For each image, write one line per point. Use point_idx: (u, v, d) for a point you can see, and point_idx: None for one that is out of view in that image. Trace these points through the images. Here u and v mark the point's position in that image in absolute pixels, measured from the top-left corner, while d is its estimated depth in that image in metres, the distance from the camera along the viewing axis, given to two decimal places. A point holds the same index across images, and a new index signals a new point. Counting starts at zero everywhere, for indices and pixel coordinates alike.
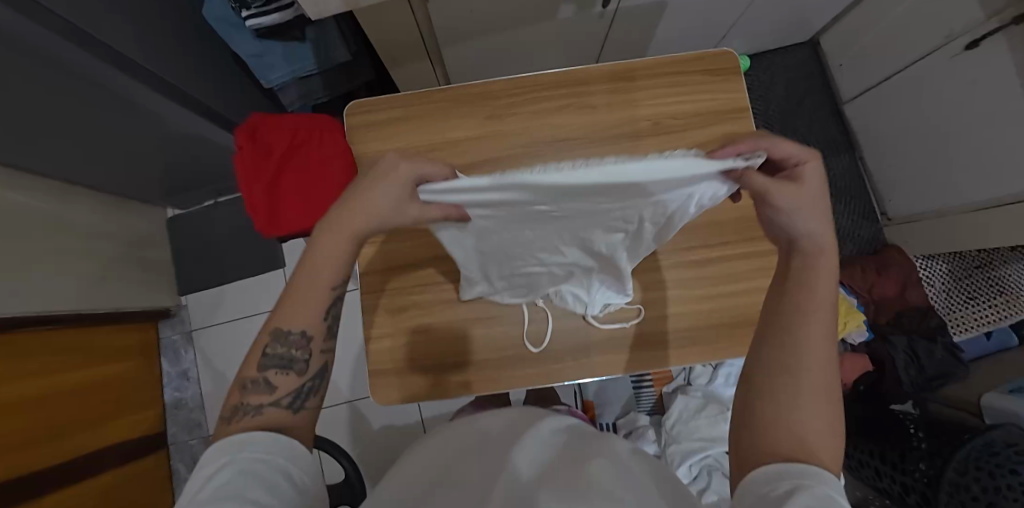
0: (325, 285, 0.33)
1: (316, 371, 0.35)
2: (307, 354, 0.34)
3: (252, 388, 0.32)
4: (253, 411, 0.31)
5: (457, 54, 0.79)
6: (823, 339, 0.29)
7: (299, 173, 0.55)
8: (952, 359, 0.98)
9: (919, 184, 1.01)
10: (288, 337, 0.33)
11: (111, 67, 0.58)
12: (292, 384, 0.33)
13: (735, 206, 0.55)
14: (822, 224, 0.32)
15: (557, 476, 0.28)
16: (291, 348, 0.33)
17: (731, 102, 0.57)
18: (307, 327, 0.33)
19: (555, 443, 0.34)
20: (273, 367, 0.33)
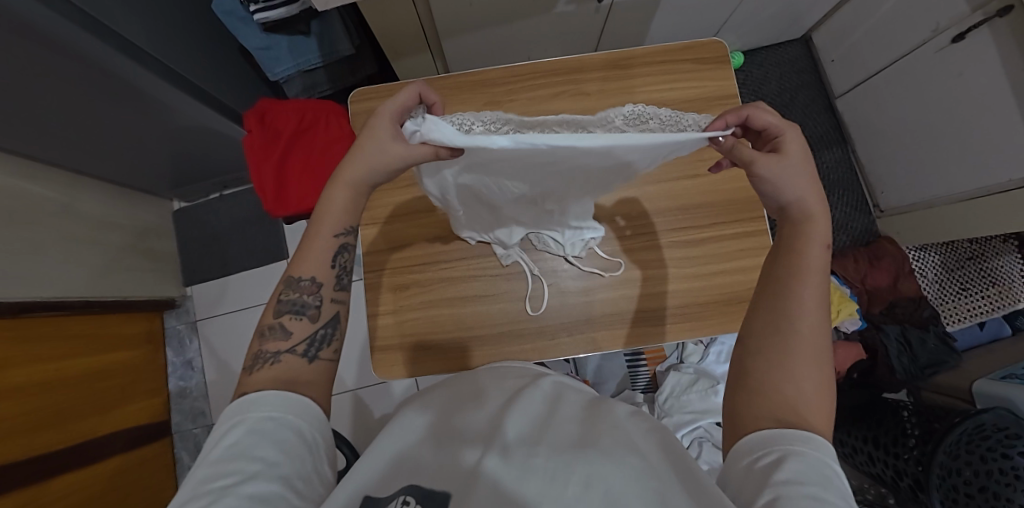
0: (327, 236, 0.39)
1: (327, 319, 0.39)
2: (318, 300, 0.39)
3: (270, 334, 0.36)
4: (272, 356, 0.35)
5: (457, 48, 0.82)
6: (813, 306, 0.32)
7: (307, 154, 0.57)
8: (944, 347, 1.00)
9: (910, 177, 1.03)
10: (299, 283, 0.38)
11: (123, 56, 0.61)
12: (307, 331, 0.37)
13: (725, 187, 0.57)
14: (809, 192, 0.36)
15: (563, 428, 0.30)
16: (303, 296, 0.38)
17: (721, 88, 0.59)
18: (316, 274, 0.39)
19: (550, 399, 0.35)
20: (286, 315, 0.37)
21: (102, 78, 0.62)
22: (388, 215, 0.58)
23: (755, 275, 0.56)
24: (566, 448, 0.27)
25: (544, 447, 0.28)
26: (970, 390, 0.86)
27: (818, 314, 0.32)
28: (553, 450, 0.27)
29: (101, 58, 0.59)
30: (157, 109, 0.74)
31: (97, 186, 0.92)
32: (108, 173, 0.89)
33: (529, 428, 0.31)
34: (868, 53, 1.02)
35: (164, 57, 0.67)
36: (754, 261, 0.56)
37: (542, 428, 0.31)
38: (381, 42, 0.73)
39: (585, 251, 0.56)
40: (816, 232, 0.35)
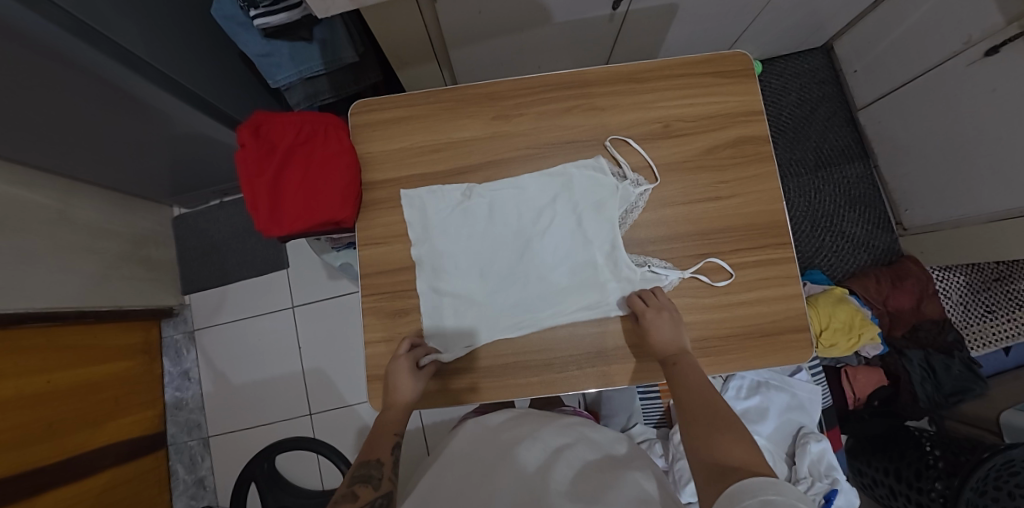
0: (391, 432, 0.46)
1: (386, 492, 0.41)
2: (381, 472, 0.43)
3: (340, 500, 0.39)
4: None
5: (463, 58, 0.79)
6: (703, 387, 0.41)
7: (302, 172, 0.51)
8: (969, 373, 0.93)
9: (937, 193, 0.97)
10: (367, 465, 0.43)
11: (121, 65, 0.58)
12: (369, 496, 0.40)
13: (744, 212, 0.54)
14: (673, 339, 0.47)
15: (569, 471, 0.37)
16: (369, 468, 0.43)
17: (743, 105, 0.56)
18: (380, 456, 0.44)
19: (577, 477, 0.36)
20: (356, 482, 0.41)
21: (96, 85, 0.60)
22: (384, 235, 0.55)
23: (779, 306, 0.52)
24: (579, 494, 0.33)
25: (555, 489, 0.33)
26: (998, 422, 0.82)
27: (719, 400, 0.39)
28: (566, 493, 0.33)
29: (96, 67, 0.56)
30: (152, 115, 0.71)
31: (93, 192, 0.90)
32: (105, 179, 0.87)
33: (541, 472, 0.36)
34: (893, 64, 0.98)
35: (161, 63, 0.64)
36: (778, 291, 0.52)
37: (546, 469, 0.37)
38: (388, 51, 0.70)
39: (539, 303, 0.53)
40: (685, 363, 0.44)
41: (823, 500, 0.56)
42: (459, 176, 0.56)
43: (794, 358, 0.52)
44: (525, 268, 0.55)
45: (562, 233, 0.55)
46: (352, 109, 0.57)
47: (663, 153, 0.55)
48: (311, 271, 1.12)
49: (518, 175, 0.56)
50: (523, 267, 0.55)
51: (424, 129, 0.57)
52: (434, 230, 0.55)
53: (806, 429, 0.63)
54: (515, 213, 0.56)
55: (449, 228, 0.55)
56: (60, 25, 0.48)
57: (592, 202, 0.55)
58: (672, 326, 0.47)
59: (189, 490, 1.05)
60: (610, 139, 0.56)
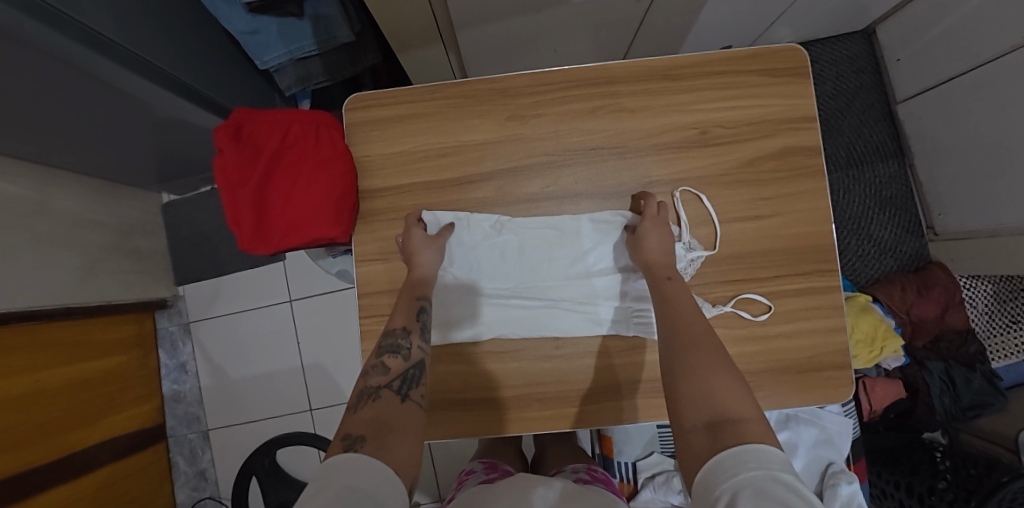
0: (413, 298, 0.43)
1: (417, 362, 0.38)
2: (412, 340, 0.40)
3: (371, 372, 0.36)
4: (373, 393, 0.34)
5: (471, 43, 0.71)
6: (686, 307, 0.37)
7: (288, 180, 0.45)
8: (991, 388, 0.89)
9: (977, 198, 0.90)
10: (393, 332, 0.40)
11: (89, 50, 0.51)
12: (400, 367, 0.37)
13: (786, 234, 0.48)
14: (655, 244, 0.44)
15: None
16: (396, 337, 0.40)
17: (792, 109, 0.49)
18: (405, 323, 0.41)
19: None
20: (384, 353, 0.38)
21: (60, 72, 0.52)
22: (385, 251, 0.50)
23: (817, 340, 0.47)
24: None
25: None
26: (1017, 441, 0.79)
27: (701, 320, 0.36)
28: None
29: (63, 56, 0.49)
30: (130, 102, 0.64)
31: (74, 181, 0.84)
32: (84, 166, 0.80)
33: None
34: (941, 55, 0.89)
35: (130, 42, 0.56)
36: (819, 323, 0.48)
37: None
38: (388, 32, 0.63)
39: (559, 351, 0.48)
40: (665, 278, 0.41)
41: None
42: (467, 186, 0.50)
43: (831, 395, 0.48)
44: (552, 324, 0.48)
45: (599, 285, 0.50)
46: (347, 107, 0.51)
47: (697, 164, 0.49)
48: (308, 264, 1.07)
49: (534, 187, 0.50)
50: (550, 321, 0.48)
51: (429, 130, 0.51)
52: (456, 261, 0.50)
53: (833, 465, 0.60)
54: (548, 257, 0.50)
55: (473, 261, 0.50)
56: (20, 8, 0.41)
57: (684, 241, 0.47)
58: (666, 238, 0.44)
59: (191, 481, 1.05)
60: (678, 191, 0.49)
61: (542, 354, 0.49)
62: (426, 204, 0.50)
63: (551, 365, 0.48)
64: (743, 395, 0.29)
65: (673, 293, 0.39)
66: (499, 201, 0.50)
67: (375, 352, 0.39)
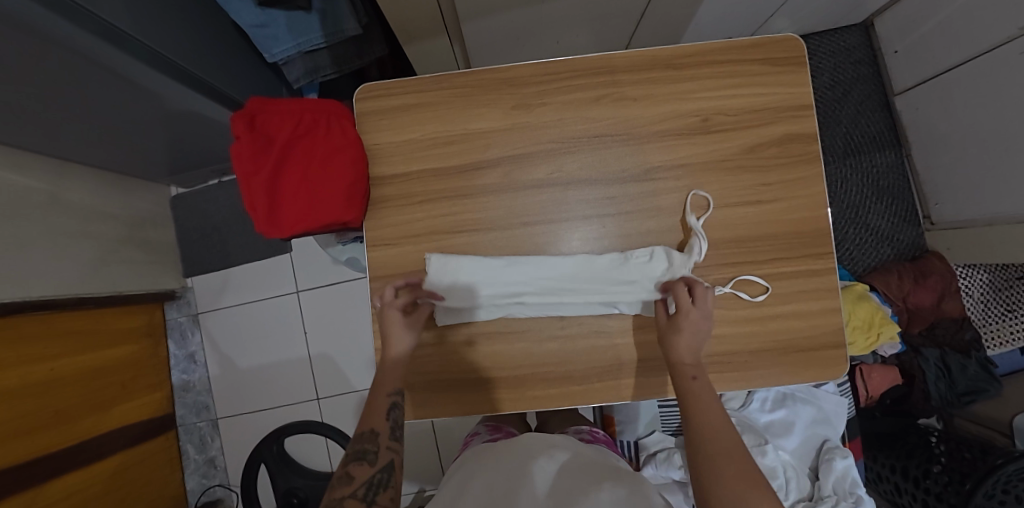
0: (383, 395, 0.43)
1: (385, 465, 0.38)
2: (378, 445, 0.39)
3: (337, 484, 0.35)
4: (339, 504, 0.33)
5: (477, 35, 0.72)
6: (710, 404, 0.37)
7: (302, 168, 0.46)
8: (985, 374, 0.91)
9: (973, 189, 0.92)
10: (363, 435, 0.40)
11: (102, 40, 0.52)
12: (366, 474, 0.36)
13: (785, 218, 0.50)
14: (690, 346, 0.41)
15: (596, 480, 0.35)
16: (364, 442, 0.39)
17: (791, 97, 0.51)
18: (374, 425, 0.41)
19: (601, 489, 0.34)
20: (351, 461, 0.37)
21: (77, 63, 0.54)
22: (395, 236, 0.52)
23: (814, 320, 0.49)
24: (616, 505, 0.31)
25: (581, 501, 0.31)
26: (1011, 425, 0.81)
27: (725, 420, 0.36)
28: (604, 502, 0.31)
29: (81, 46, 0.50)
30: (143, 93, 0.65)
31: (86, 173, 0.85)
32: (96, 159, 0.82)
33: (569, 480, 0.35)
34: (938, 47, 0.90)
35: (143, 35, 0.57)
36: (815, 304, 0.49)
37: (574, 479, 0.35)
38: (395, 25, 0.64)
39: (563, 332, 0.50)
40: (686, 368, 0.40)
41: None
42: (474, 172, 0.52)
43: (827, 375, 0.50)
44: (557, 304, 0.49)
45: None
46: (357, 96, 0.52)
47: (698, 151, 0.50)
48: (314, 255, 1.09)
49: (540, 172, 0.51)
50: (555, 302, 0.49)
51: (437, 118, 0.52)
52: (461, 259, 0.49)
53: (829, 442, 0.63)
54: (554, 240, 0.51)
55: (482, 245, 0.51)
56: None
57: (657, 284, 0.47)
58: (698, 338, 0.42)
59: (200, 469, 1.07)
60: (679, 176, 0.50)
61: (547, 335, 0.50)
62: (435, 190, 0.52)
63: (557, 346, 0.50)
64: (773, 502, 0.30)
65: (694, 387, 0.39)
66: (505, 187, 0.51)
67: (344, 460, 0.38)
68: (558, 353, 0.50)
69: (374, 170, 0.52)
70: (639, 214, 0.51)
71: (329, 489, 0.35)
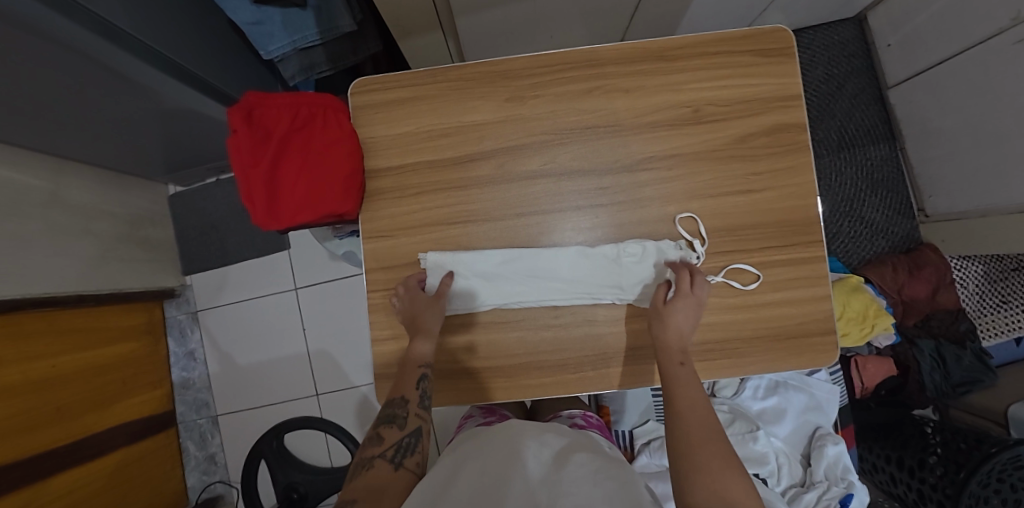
0: (414, 367, 0.45)
1: (413, 430, 0.41)
2: (408, 410, 0.43)
3: (367, 444, 0.40)
4: (366, 464, 0.37)
5: (471, 31, 0.73)
6: (692, 388, 0.38)
7: (301, 162, 0.46)
8: (980, 365, 0.92)
9: (967, 181, 0.92)
10: (393, 403, 0.43)
11: (98, 36, 0.52)
12: (395, 437, 0.40)
13: (775, 207, 0.51)
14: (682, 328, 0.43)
15: (584, 466, 0.35)
16: (394, 408, 0.43)
17: (780, 88, 0.51)
18: (404, 393, 0.44)
19: (592, 473, 0.34)
20: (382, 424, 0.41)
21: (75, 60, 0.54)
22: (390, 228, 0.53)
23: (805, 307, 0.50)
24: (604, 493, 0.31)
25: (571, 484, 0.32)
26: (1005, 414, 0.82)
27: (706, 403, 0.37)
28: (590, 490, 0.31)
29: (78, 42, 0.51)
30: (140, 91, 0.66)
31: (84, 172, 0.86)
32: (94, 157, 0.82)
33: (558, 468, 0.35)
34: (931, 39, 0.90)
35: (139, 31, 0.58)
36: (806, 292, 0.50)
37: (563, 466, 0.35)
38: (389, 21, 0.65)
39: (557, 321, 0.51)
40: (673, 353, 0.41)
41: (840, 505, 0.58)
42: (468, 164, 0.52)
43: (818, 361, 0.50)
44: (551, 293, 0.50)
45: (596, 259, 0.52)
46: (352, 89, 0.52)
47: (689, 142, 0.51)
48: (313, 251, 1.09)
49: (532, 164, 0.52)
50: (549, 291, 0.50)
51: (431, 111, 0.53)
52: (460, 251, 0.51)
53: (821, 429, 0.66)
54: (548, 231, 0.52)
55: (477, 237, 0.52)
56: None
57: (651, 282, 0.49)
58: (687, 319, 0.43)
59: (201, 465, 1.08)
60: (671, 166, 0.51)
61: (541, 325, 0.51)
62: (429, 182, 0.52)
63: (550, 335, 0.51)
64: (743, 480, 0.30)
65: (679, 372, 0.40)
66: (498, 179, 0.52)
67: (378, 421, 0.42)
68: (552, 342, 0.51)
69: (369, 163, 0.53)
70: (631, 204, 0.51)
71: (362, 446, 0.40)
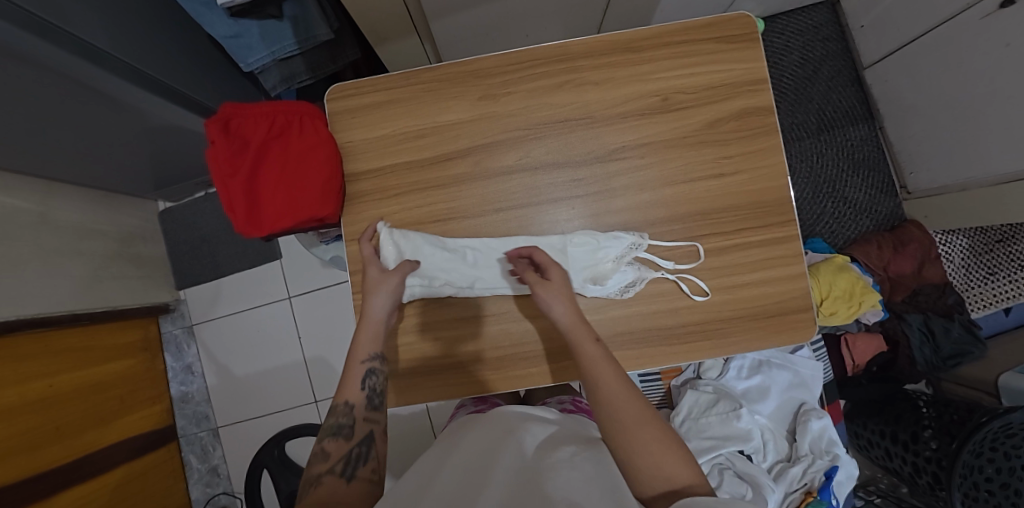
0: (358, 363, 0.44)
1: (363, 438, 0.40)
2: (352, 417, 0.42)
3: (312, 461, 0.37)
4: (315, 481, 0.36)
5: (446, 34, 0.74)
6: (613, 375, 0.37)
7: (276, 171, 0.48)
8: (969, 336, 0.93)
9: (944, 156, 0.94)
10: (337, 409, 0.42)
11: (80, 59, 0.53)
12: (343, 450, 0.39)
13: (748, 188, 0.51)
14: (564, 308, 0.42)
15: (566, 450, 0.36)
16: (338, 417, 0.41)
17: (747, 73, 0.52)
18: (349, 398, 0.42)
19: (572, 458, 0.34)
20: (327, 436, 0.40)
21: (57, 83, 0.55)
22: (374, 229, 0.54)
23: (782, 286, 0.51)
24: (582, 479, 0.31)
25: (552, 471, 0.32)
26: (995, 384, 0.83)
27: (629, 386, 0.37)
28: (570, 473, 0.31)
29: (59, 65, 0.51)
30: (124, 109, 0.67)
31: (74, 192, 0.87)
32: (83, 178, 0.83)
33: (540, 453, 0.36)
34: (902, 17, 0.91)
35: (121, 51, 0.59)
36: (782, 270, 0.51)
37: (546, 453, 0.36)
38: (365, 28, 0.66)
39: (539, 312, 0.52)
40: (584, 341, 0.39)
41: (824, 476, 0.60)
42: (446, 163, 0.53)
43: (797, 337, 0.51)
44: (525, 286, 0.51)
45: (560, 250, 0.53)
46: (326, 96, 0.53)
47: (662, 129, 0.52)
48: (304, 260, 1.10)
49: (509, 159, 0.53)
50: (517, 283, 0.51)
51: (408, 113, 0.54)
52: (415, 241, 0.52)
53: (806, 404, 0.68)
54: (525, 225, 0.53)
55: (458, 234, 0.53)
56: (13, 21, 0.43)
57: (589, 273, 0.50)
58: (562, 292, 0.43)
59: (204, 478, 1.09)
60: (644, 155, 0.52)
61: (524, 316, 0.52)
62: (409, 182, 0.53)
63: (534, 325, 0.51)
64: (673, 452, 0.33)
65: (592, 358, 0.38)
66: (476, 176, 0.53)
67: (323, 432, 0.40)
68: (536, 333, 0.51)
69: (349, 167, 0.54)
70: (606, 194, 0.52)
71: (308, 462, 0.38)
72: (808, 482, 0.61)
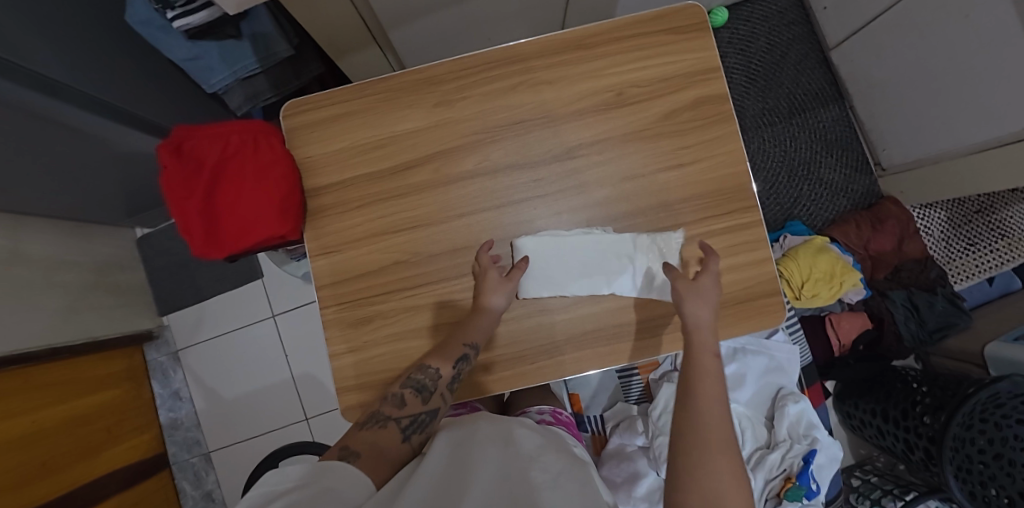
0: (462, 342, 0.45)
1: (433, 410, 0.41)
2: (435, 387, 0.43)
3: (389, 400, 0.41)
4: (380, 420, 0.38)
5: (407, 43, 0.74)
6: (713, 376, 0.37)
7: (231, 186, 0.45)
8: (952, 309, 0.94)
9: (913, 132, 0.95)
10: (427, 369, 0.44)
11: (35, 92, 0.53)
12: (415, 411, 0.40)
13: (708, 177, 0.51)
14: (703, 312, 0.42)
15: (548, 461, 0.35)
16: (426, 378, 0.43)
17: (700, 62, 0.52)
18: (441, 368, 0.44)
19: (548, 468, 0.33)
20: (410, 389, 0.42)
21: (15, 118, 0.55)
22: (338, 242, 0.53)
23: (750, 272, 0.51)
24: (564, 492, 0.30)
25: (528, 476, 0.31)
26: (982, 355, 0.82)
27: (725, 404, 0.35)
28: (547, 484, 0.30)
29: (13, 100, 0.51)
30: (88, 137, 0.67)
31: (47, 226, 0.86)
32: (55, 211, 0.82)
33: (523, 457, 0.34)
34: None
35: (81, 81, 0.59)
36: (748, 257, 0.51)
37: (526, 458, 0.35)
38: (322, 42, 0.66)
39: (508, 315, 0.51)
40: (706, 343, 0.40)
41: (802, 461, 0.62)
42: (405, 171, 0.53)
43: (766, 322, 0.51)
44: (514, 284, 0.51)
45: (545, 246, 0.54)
46: (280, 113, 0.53)
47: (619, 124, 0.52)
48: (284, 278, 1.09)
49: (468, 164, 0.53)
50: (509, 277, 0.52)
51: (365, 125, 0.54)
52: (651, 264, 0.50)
53: (784, 388, 0.69)
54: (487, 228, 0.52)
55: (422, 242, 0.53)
56: None
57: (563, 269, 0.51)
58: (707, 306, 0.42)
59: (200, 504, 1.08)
60: (602, 151, 0.52)
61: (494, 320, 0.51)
62: (371, 193, 0.53)
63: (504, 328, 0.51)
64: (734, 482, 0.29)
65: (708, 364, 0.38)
66: (437, 182, 0.53)
67: (410, 382, 0.43)
68: (505, 336, 0.51)
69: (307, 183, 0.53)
70: (567, 192, 0.52)
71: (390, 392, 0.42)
72: (787, 468, 0.63)
